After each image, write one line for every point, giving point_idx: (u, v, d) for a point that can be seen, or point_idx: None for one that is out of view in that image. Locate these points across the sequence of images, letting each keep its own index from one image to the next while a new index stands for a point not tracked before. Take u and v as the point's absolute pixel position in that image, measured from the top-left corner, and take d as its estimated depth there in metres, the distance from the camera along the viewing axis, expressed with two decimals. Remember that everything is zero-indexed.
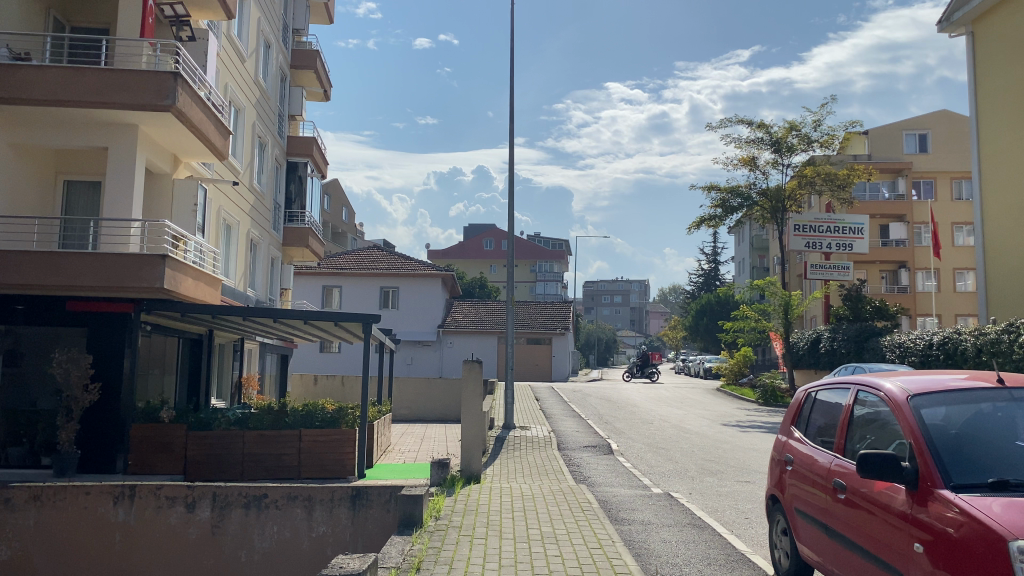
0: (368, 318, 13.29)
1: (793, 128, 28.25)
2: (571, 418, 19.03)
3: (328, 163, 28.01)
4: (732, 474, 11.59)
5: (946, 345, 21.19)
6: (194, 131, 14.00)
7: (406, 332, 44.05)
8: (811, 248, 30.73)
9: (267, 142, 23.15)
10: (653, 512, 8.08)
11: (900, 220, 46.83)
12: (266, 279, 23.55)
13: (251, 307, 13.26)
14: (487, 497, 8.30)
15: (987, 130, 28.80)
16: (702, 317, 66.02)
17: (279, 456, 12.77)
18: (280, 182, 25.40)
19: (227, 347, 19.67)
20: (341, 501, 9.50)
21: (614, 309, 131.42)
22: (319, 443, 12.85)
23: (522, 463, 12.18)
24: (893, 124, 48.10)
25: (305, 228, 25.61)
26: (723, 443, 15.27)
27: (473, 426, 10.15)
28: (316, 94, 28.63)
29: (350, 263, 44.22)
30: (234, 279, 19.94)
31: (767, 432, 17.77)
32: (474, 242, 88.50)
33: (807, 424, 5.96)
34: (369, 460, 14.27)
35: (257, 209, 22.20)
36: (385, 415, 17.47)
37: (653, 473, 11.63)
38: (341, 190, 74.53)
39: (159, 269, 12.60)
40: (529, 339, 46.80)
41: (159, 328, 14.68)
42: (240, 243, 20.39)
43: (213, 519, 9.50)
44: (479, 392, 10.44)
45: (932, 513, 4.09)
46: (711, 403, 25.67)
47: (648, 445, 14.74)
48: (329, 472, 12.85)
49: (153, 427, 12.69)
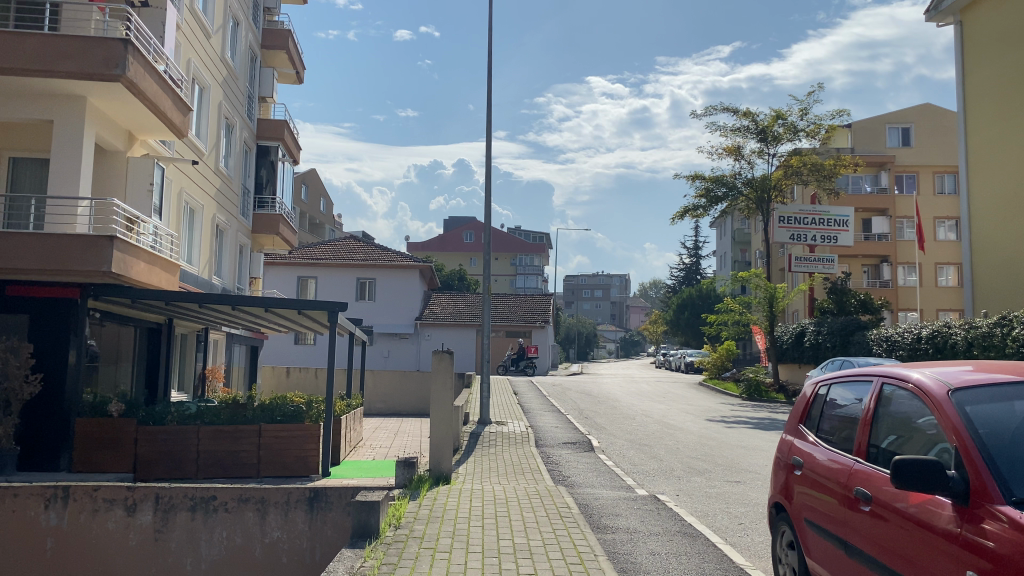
0: (334, 306, 12.37)
1: (779, 116, 27.63)
2: (550, 413, 18.29)
3: (300, 149, 27.11)
4: (720, 474, 10.88)
5: (935, 339, 20.64)
6: (148, 105, 13.05)
7: (382, 324, 43.15)
8: (795, 240, 30.22)
9: (234, 123, 22.16)
10: (638, 518, 7.32)
11: (882, 214, 46.56)
12: (233, 267, 22.56)
13: (208, 294, 12.29)
14: (455, 502, 7.49)
15: (975, 122, 28.37)
16: (683, 311, 65.59)
17: (237, 453, 11.93)
18: (250, 167, 24.41)
19: (190, 336, 18.75)
20: (297, 503, 8.70)
21: (594, 303, 131.00)
22: (280, 440, 12.03)
23: (498, 461, 11.39)
24: (876, 116, 47.15)
25: (276, 216, 24.65)
26: (708, 440, 14.59)
27: (443, 422, 9.32)
28: (288, 76, 27.63)
29: (326, 254, 43.20)
30: (197, 266, 19.01)
31: (753, 428, 17.12)
32: (454, 234, 87.64)
33: (819, 425, 5.21)
34: (336, 457, 13.44)
35: (224, 193, 21.24)
36: (356, 409, 16.63)
37: (637, 473, 10.88)
38: (319, 181, 73.27)
39: (106, 250, 11.63)
40: (507, 332, 46.07)
41: (110, 316, 13.74)
42: (204, 227, 19.45)
43: (156, 523, 8.63)
44: (449, 387, 9.59)
45: (987, 535, 3.34)
46: (694, 398, 25.01)
47: (631, 441, 14.02)
48: (290, 470, 12.02)
49: (99, 423, 11.77)
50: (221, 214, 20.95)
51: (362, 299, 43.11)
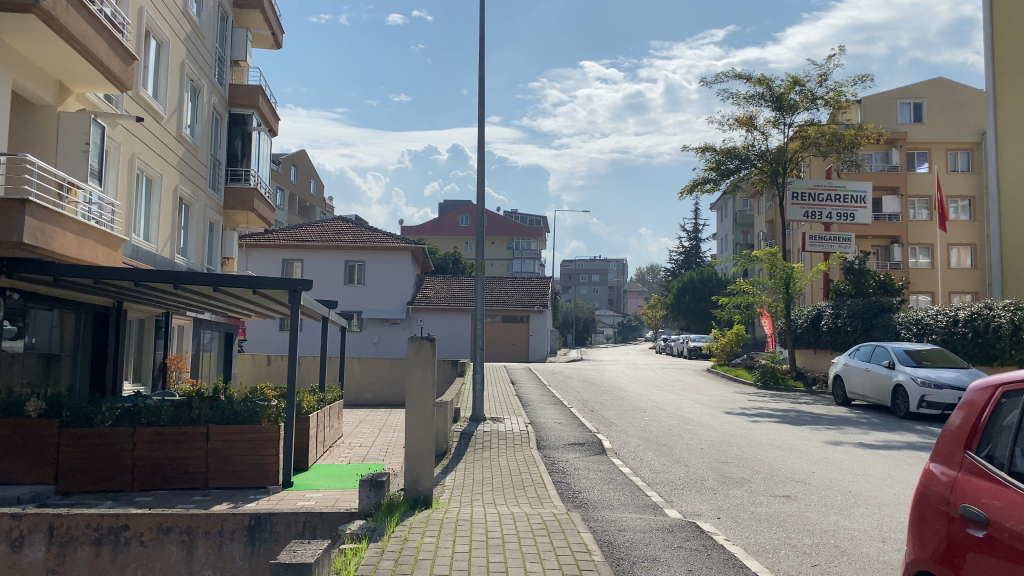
0: (295, 285, 10.33)
1: (796, 83, 25.54)
2: (552, 406, 16.39)
3: (278, 118, 24.98)
4: (760, 486, 8.90)
5: (975, 321, 18.62)
6: (74, 44, 10.96)
7: (372, 309, 41.19)
8: (811, 218, 28.26)
9: (201, 86, 20.05)
10: (686, 569, 5.38)
11: (893, 193, 44.56)
12: (201, 246, 20.56)
13: (143, 272, 10.21)
14: (434, 543, 5.55)
15: (1007, 88, 26.23)
16: (684, 295, 63.54)
17: (181, 461, 9.98)
18: (221, 137, 22.30)
19: (148, 322, 16.75)
20: (234, 535, 6.81)
21: (591, 288, 129.19)
22: (233, 445, 10.06)
23: (492, 470, 9.47)
24: (887, 91, 44.83)
25: (250, 189, 22.60)
26: (735, 439, 12.70)
27: (422, 428, 7.38)
28: (265, 39, 25.51)
29: (312, 235, 41.14)
30: (155, 243, 17.03)
31: (780, 422, 15.19)
32: (449, 218, 85.72)
33: (1009, 457, 3.27)
34: (305, 461, 11.48)
35: (190, 163, 19.17)
36: (332, 403, 14.62)
37: (661, 485, 8.93)
38: (309, 162, 70.91)
39: (17, 218, 9.58)
40: (504, 318, 44.15)
41: (34, 296, 11.71)
42: (164, 199, 17.45)
43: (51, 561, 6.66)
44: (433, 384, 7.52)
45: None
46: (708, 386, 23.15)
47: (646, 441, 12.09)
48: (246, 480, 10.06)
49: (14, 425, 9.76)
50: (185, 187, 18.97)
51: (351, 283, 41.11)
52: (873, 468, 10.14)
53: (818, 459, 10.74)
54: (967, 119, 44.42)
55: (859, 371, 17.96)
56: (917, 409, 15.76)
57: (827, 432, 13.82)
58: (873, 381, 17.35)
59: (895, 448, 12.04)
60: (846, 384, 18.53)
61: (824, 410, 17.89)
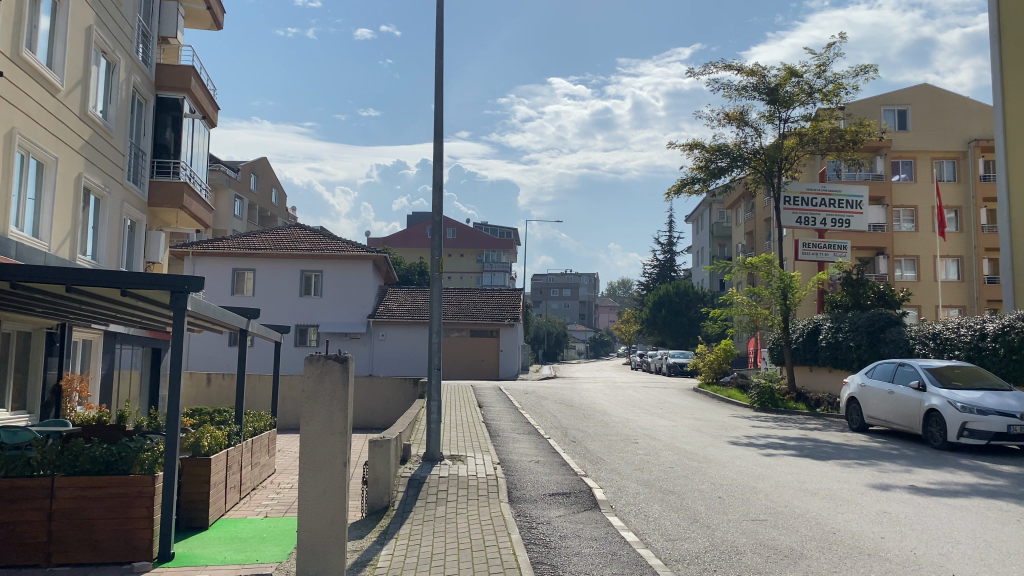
0: (178, 286, 7.64)
1: (793, 74, 23.28)
2: (527, 436, 13.73)
3: (216, 108, 22.23)
4: (823, 565, 6.30)
5: (1008, 336, 16.26)
6: None
7: (331, 323, 38.19)
8: (804, 225, 26.07)
9: (117, 61, 17.17)
10: None
11: (878, 203, 42.72)
12: (116, 247, 17.70)
13: None
14: None
15: (1014, 82, 24.15)
16: (659, 310, 61.33)
17: (12, 527, 7.14)
18: (144, 125, 19.44)
19: (37, 336, 13.87)
20: None
21: (563, 302, 127.22)
22: (88, 502, 7.25)
23: (446, 540, 6.83)
24: (872, 97, 42.85)
25: (180, 183, 19.69)
26: (758, 481, 10.11)
27: (324, 492, 5.11)
28: (203, 18, 22.77)
29: (265, 243, 38.28)
30: (47, 241, 14.12)
31: (798, 456, 12.67)
32: (416, 230, 83.01)
33: None
34: (202, 519, 8.70)
35: (100, 148, 16.35)
36: (255, 435, 11.84)
37: (683, 565, 6.28)
38: (269, 170, 67.84)
39: None
40: (472, 332, 41.47)
41: None
42: (63, 187, 14.68)
43: None
44: (341, 427, 5.11)
45: None
46: (701, 408, 20.65)
47: (649, 487, 9.48)
48: (103, 554, 7.22)
49: None
50: (94, 176, 16.13)
51: (306, 295, 38.24)
52: (958, 528, 7.58)
53: (880, 514, 8.16)
54: (954, 127, 42.60)
55: (880, 394, 15.54)
56: (957, 439, 13.31)
57: (862, 469, 11.29)
58: (898, 404, 14.93)
59: (962, 494, 9.52)
60: (863, 408, 16.15)
61: (842, 438, 15.45)
